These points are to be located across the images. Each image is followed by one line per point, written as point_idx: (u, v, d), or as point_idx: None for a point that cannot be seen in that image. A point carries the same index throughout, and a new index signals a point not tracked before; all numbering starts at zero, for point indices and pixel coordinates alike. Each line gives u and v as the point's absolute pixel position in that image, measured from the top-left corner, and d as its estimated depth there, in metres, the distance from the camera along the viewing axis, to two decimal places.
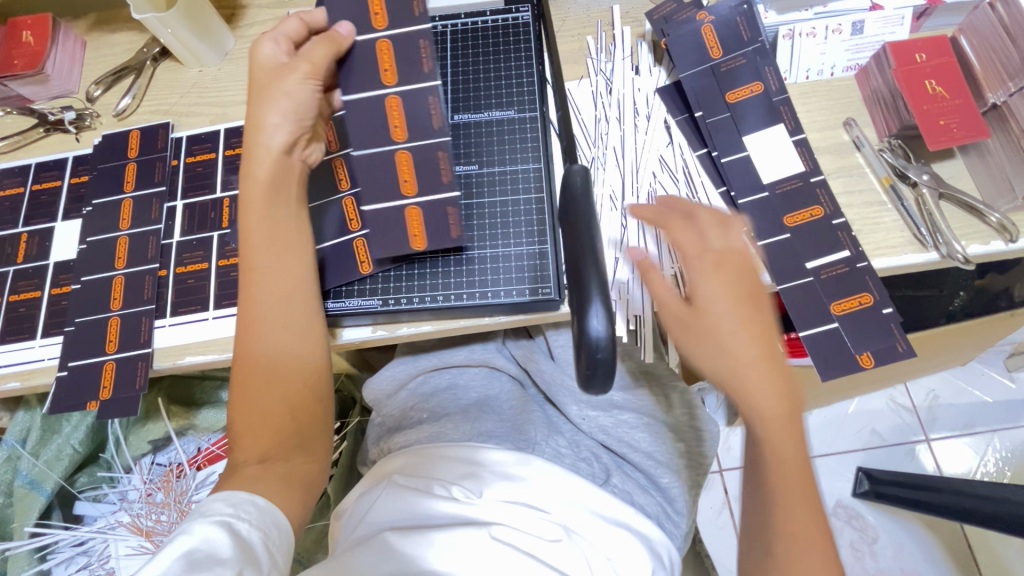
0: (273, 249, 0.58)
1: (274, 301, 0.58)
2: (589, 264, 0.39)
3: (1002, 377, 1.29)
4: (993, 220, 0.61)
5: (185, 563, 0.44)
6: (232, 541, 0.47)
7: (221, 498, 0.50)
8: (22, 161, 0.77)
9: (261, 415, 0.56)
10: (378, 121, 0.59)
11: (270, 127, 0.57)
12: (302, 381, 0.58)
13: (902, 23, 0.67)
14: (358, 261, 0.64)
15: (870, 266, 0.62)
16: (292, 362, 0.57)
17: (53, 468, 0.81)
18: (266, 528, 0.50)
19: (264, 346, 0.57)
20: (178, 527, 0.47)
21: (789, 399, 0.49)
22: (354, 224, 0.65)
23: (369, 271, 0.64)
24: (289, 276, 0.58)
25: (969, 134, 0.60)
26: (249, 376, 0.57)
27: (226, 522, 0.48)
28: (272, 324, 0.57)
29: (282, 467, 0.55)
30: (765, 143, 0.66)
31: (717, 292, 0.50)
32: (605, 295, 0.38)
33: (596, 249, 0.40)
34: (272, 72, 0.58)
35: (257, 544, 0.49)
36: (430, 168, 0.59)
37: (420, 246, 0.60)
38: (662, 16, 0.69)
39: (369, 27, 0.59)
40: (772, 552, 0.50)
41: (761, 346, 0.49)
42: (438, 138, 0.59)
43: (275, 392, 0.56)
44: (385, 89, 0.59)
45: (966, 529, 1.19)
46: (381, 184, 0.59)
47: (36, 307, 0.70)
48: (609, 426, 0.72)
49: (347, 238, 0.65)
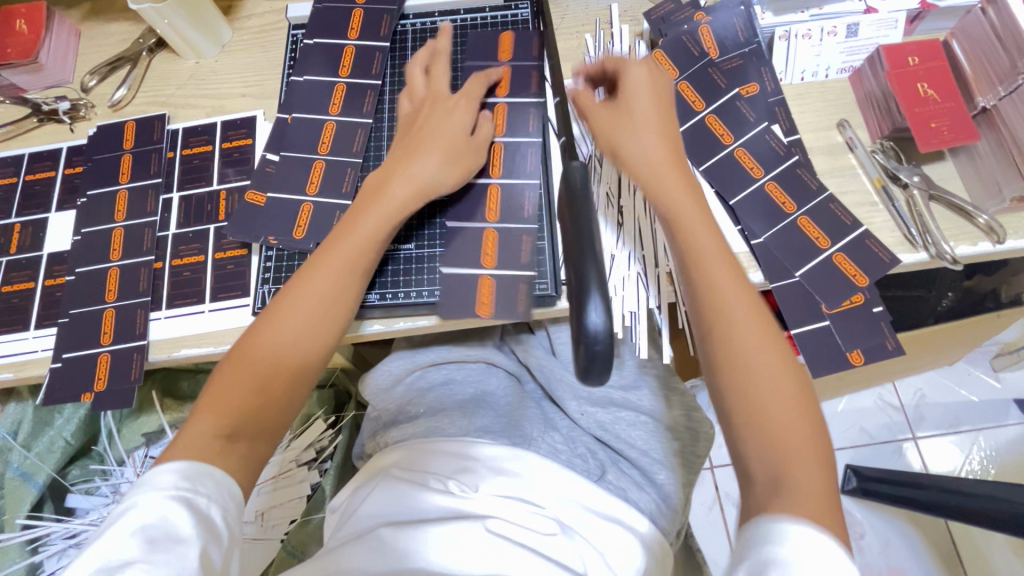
0: (348, 249, 0.57)
1: (323, 296, 0.55)
2: (587, 260, 0.38)
3: (987, 376, 1.37)
4: (982, 221, 0.62)
5: (146, 543, 0.42)
6: (191, 518, 0.44)
7: (175, 469, 0.46)
8: (14, 150, 0.77)
9: (241, 388, 0.51)
10: (770, 207, 0.64)
11: (443, 183, 0.60)
12: (306, 362, 0.54)
13: (896, 27, 0.68)
14: (479, 303, 0.62)
15: (899, 261, 0.62)
16: (299, 335, 0.54)
17: (45, 461, 0.82)
18: (227, 501, 0.47)
19: (285, 331, 0.53)
20: (129, 501, 0.45)
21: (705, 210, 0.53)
22: (487, 261, 0.63)
23: (490, 317, 0.61)
24: (342, 272, 0.56)
25: (960, 137, 0.61)
26: (255, 355, 0.53)
27: (183, 498, 0.45)
28: (303, 311, 0.54)
29: (244, 450, 0.50)
30: (756, 142, 0.67)
31: (636, 84, 0.59)
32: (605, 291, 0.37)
33: (594, 248, 0.38)
34: (434, 122, 0.62)
35: (219, 518, 0.46)
36: (833, 221, 0.63)
37: (827, 245, 0.63)
38: (660, 15, 0.72)
39: (718, 145, 0.67)
40: (754, 399, 0.45)
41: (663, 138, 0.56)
42: (727, 94, 0.68)
43: (272, 375, 0.52)
44: (758, 182, 0.65)
45: (950, 526, 1.25)
46: (703, 145, 0.67)
47: (30, 298, 0.70)
48: (607, 422, 0.72)
49: (476, 273, 0.63)
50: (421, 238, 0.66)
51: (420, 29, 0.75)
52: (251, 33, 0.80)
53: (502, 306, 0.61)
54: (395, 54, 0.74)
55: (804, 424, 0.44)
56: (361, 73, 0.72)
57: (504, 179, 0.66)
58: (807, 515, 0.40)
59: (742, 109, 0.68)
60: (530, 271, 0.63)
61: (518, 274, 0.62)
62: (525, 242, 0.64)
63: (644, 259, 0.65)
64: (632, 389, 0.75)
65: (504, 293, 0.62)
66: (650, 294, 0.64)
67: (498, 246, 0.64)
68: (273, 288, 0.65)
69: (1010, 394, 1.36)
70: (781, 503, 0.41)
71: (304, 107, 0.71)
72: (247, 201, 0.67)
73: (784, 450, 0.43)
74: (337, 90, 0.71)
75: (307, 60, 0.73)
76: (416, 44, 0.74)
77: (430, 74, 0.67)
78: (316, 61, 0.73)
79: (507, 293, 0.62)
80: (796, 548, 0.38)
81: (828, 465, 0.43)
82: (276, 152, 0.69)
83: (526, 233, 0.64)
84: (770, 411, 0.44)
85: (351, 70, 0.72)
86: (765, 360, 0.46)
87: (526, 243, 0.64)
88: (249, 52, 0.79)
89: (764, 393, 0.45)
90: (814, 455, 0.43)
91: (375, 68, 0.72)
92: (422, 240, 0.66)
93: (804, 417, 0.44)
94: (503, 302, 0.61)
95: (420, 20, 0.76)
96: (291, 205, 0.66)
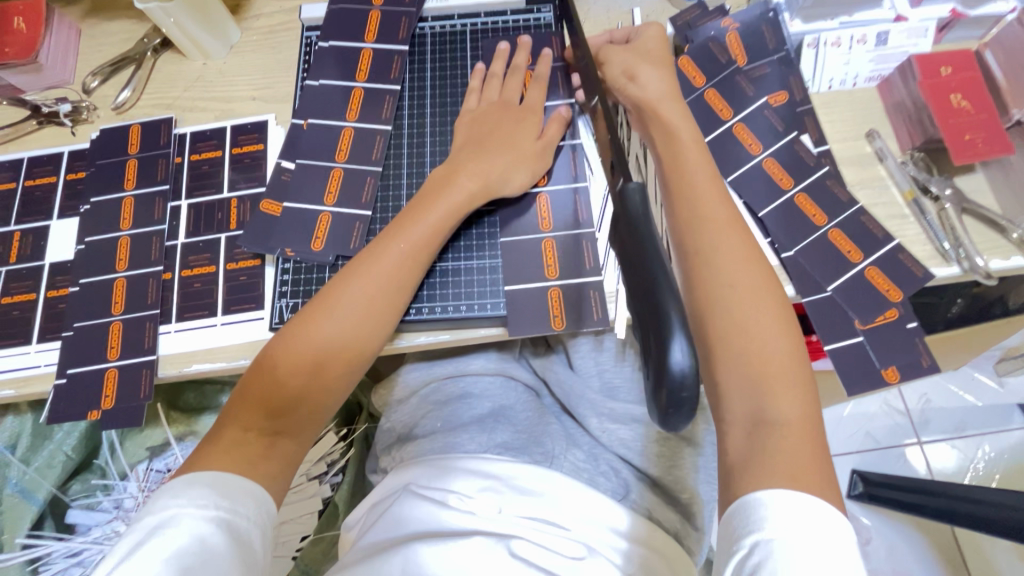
0: (390, 253, 0.56)
1: (364, 298, 0.54)
2: (664, 293, 0.33)
3: (990, 381, 1.38)
4: (1014, 236, 0.61)
5: (179, 569, 0.40)
6: (230, 543, 0.43)
7: (215, 488, 0.45)
8: (12, 154, 0.73)
9: (291, 372, 0.52)
10: (800, 220, 0.63)
11: (512, 182, 0.61)
12: (361, 353, 0.54)
13: (925, 35, 0.67)
14: (552, 316, 0.60)
15: (932, 276, 0.61)
16: (356, 324, 0.53)
17: (45, 476, 0.79)
18: (264, 526, 0.47)
19: (327, 331, 0.53)
20: (163, 518, 0.43)
21: (704, 154, 0.55)
22: (551, 272, 0.61)
23: (563, 329, 0.59)
24: (386, 277, 0.55)
25: (994, 150, 0.61)
26: (291, 352, 0.52)
27: (226, 520, 0.44)
28: (347, 311, 0.53)
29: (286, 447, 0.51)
30: (785, 153, 0.65)
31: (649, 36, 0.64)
32: (688, 327, 0.32)
33: (669, 279, 0.34)
34: (510, 127, 0.63)
35: (256, 545, 0.45)
36: (864, 235, 0.62)
37: (858, 259, 0.61)
38: (686, 22, 0.70)
39: (746, 155, 0.65)
40: (750, 329, 0.48)
41: (667, 80, 0.60)
42: (756, 104, 0.67)
43: (313, 372, 0.52)
44: (787, 194, 0.64)
45: (955, 531, 1.26)
46: (732, 155, 0.66)
47: (32, 310, 0.67)
48: (630, 440, 0.68)
49: (542, 287, 0.61)
50: (445, 250, 0.64)
51: (439, 33, 0.73)
52: (260, 34, 0.77)
53: (576, 317, 0.60)
54: (414, 58, 0.72)
55: (793, 377, 0.47)
56: (379, 78, 0.70)
57: (551, 187, 0.65)
58: (785, 479, 0.43)
59: (770, 119, 0.66)
60: (596, 275, 0.61)
61: (584, 282, 0.61)
62: (588, 248, 0.62)
63: None
64: None
65: (574, 303, 0.60)
66: None
67: (559, 255, 0.62)
68: (292, 302, 0.62)
69: (1013, 398, 1.36)
70: (759, 459, 0.44)
71: (320, 113, 0.68)
72: (262, 211, 0.65)
73: (768, 396, 0.46)
74: (354, 95, 0.69)
75: (323, 64, 0.71)
76: (436, 49, 0.72)
77: (504, 85, 0.67)
78: (332, 65, 0.70)
79: (581, 304, 0.60)
80: (772, 521, 0.41)
81: (810, 417, 0.46)
82: (291, 160, 0.67)
83: (589, 239, 0.62)
84: (763, 351, 0.47)
85: (369, 74, 0.70)
86: (756, 295, 0.49)
87: (590, 250, 0.62)
88: (258, 53, 0.76)
89: (760, 348, 0.48)
90: (798, 403, 0.46)
91: (394, 74, 0.70)
92: (446, 253, 0.64)
93: (795, 376, 0.47)
94: (580, 313, 0.60)
95: (440, 23, 0.74)
96: (308, 216, 0.64)
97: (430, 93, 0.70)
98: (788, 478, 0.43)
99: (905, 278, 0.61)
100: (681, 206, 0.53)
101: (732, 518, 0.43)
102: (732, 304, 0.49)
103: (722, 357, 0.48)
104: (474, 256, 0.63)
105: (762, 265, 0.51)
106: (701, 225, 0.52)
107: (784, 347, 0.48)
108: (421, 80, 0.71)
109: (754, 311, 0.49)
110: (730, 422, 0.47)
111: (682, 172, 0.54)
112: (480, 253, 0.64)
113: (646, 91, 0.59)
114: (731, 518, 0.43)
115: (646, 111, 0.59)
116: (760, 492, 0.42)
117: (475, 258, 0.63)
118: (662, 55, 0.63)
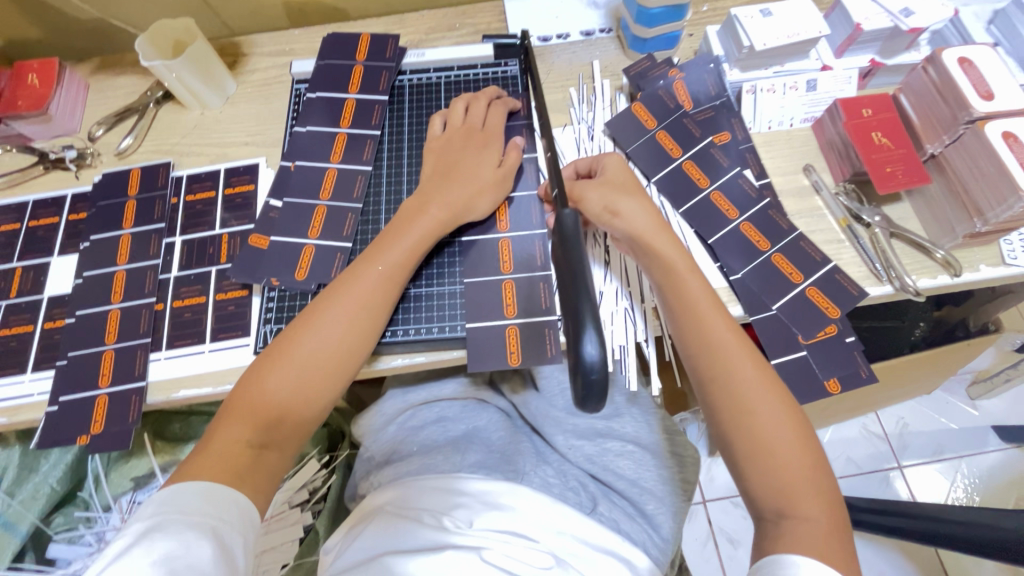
0: (363, 294, 0.60)
1: (335, 337, 0.58)
2: (580, 300, 0.39)
3: (964, 405, 1.42)
4: (939, 256, 0.67)
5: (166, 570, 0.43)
6: (214, 548, 0.46)
7: (200, 496, 0.48)
8: (19, 197, 0.79)
9: (263, 404, 0.55)
10: (745, 245, 0.69)
11: (475, 211, 0.67)
12: (336, 373, 0.57)
13: (850, 82, 0.76)
14: (509, 352, 0.64)
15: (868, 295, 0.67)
16: (329, 359, 0.57)
17: (29, 508, 0.81)
18: (246, 533, 0.49)
19: (300, 371, 0.56)
20: (152, 525, 0.46)
21: (700, 280, 0.60)
22: (509, 311, 0.66)
23: (520, 363, 0.63)
24: (355, 308, 0.59)
25: (913, 180, 0.67)
26: (257, 383, 0.56)
27: (210, 527, 0.47)
28: (315, 345, 0.57)
29: (275, 458, 0.55)
30: (730, 187, 0.72)
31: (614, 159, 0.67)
32: (597, 324, 0.38)
33: (587, 288, 0.39)
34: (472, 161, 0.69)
35: (239, 550, 0.48)
36: (803, 258, 0.68)
37: (799, 279, 0.67)
38: (638, 72, 0.78)
39: (695, 188, 0.72)
40: (773, 451, 0.52)
41: (648, 203, 0.63)
42: (702, 143, 0.74)
43: (291, 403, 0.55)
44: (734, 222, 0.70)
45: (941, 553, 1.26)
46: (682, 189, 0.72)
47: (28, 341, 0.70)
48: (594, 455, 0.74)
49: (501, 323, 0.65)
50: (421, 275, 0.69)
51: (416, 84, 0.81)
52: (255, 86, 0.84)
53: (531, 352, 0.64)
54: (393, 107, 0.80)
55: (816, 485, 0.51)
56: (361, 123, 0.77)
57: (512, 232, 0.70)
58: (815, 552, 0.48)
59: (716, 155, 0.73)
60: (553, 314, 0.66)
61: (542, 320, 0.65)
62: (544, 288, 0.67)
63: (630, 294, 0.69)
64: (615, 417, 0.77)
65: (530, 340, 0.64)
66: (637, 327, 0.67)
67: (517, 295, 0.67)
68: (275, 327, 0.67)
69: (987, 421, 1.40)
70: (789, 542, 0.49)
71: (306, 156, 0.75)
72: (252, 245, 0.70)
73: (793, 500, 0.51)
74: (338, 139, 0.76)
75: (313, 111, 0.78)
76: (414, 99, 0.80)
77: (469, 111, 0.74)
78: (318, 113, 0.77)
79: (538, 339, 0.64)
80: None
81: (835, 516, 0.51)
82: (279, 198, 0.73)
83: (544, 280, 0.68)
84: (785, 469, 0.51)
85: (352, 120, 0.77)
86: (778, 415, 0.53)
87: (545, 290, 0.67)
88: (253, 103, 0.83)
89: (785, 469, 0.52)
90: (820, 504, 0.51)
91: (375, 119, 0.77)
92: (422, 278, 0.69)
93: (815, 481, 0.51)
94: (537, 348, 0.64)
95: (417, 75, 0.82)
96: (293, 247, 0.69)
97: (406, 133, 0.78)
98: (818, 554, 0.48)
99: (840, 297, 0.66)
100: (694, 340, 0.57)
101: (763, 568, 0.49)
102: (755, 430, 0.53)
103: (755, 482, 0.52)
104: (444, 283, 0.69)
105: (771, 378, 0.55)
106: (710, 360, 0.56)
107: (800, 461, 0.52)
108: (399, 124, 0.78)
109: (771, 422, 0.53)
110: (764, 518, 0.52)
111: (688, 308, 0.58)
112: (451, 281, 0.69)
113: (634, 225, 0.61)
114: (760, 569, 0.49)
115: (640, 244, 0.61)
116: (796, 557, 0.47)
117: (445, 284, 0.69)
118: (633, 184, 0.65)
